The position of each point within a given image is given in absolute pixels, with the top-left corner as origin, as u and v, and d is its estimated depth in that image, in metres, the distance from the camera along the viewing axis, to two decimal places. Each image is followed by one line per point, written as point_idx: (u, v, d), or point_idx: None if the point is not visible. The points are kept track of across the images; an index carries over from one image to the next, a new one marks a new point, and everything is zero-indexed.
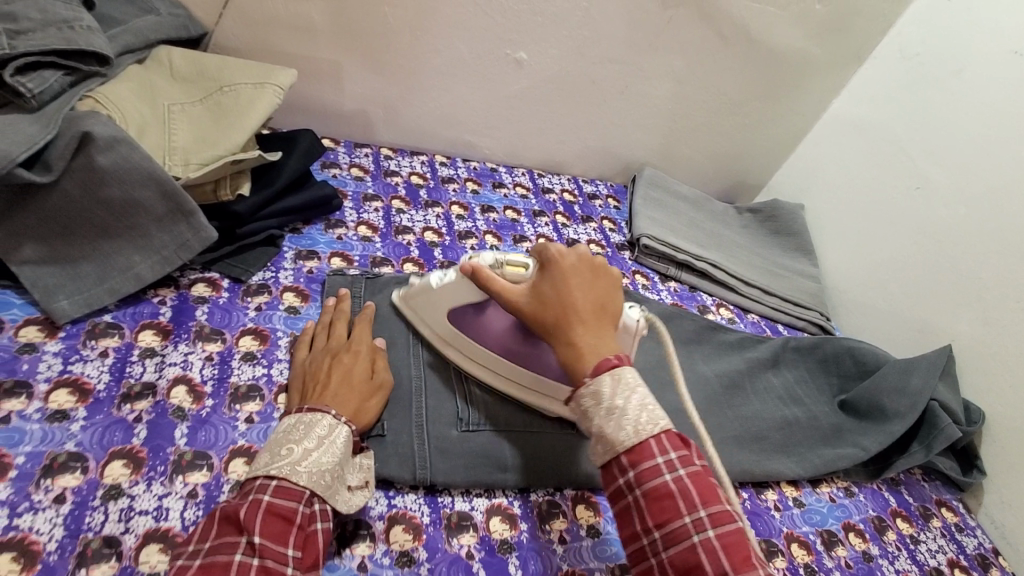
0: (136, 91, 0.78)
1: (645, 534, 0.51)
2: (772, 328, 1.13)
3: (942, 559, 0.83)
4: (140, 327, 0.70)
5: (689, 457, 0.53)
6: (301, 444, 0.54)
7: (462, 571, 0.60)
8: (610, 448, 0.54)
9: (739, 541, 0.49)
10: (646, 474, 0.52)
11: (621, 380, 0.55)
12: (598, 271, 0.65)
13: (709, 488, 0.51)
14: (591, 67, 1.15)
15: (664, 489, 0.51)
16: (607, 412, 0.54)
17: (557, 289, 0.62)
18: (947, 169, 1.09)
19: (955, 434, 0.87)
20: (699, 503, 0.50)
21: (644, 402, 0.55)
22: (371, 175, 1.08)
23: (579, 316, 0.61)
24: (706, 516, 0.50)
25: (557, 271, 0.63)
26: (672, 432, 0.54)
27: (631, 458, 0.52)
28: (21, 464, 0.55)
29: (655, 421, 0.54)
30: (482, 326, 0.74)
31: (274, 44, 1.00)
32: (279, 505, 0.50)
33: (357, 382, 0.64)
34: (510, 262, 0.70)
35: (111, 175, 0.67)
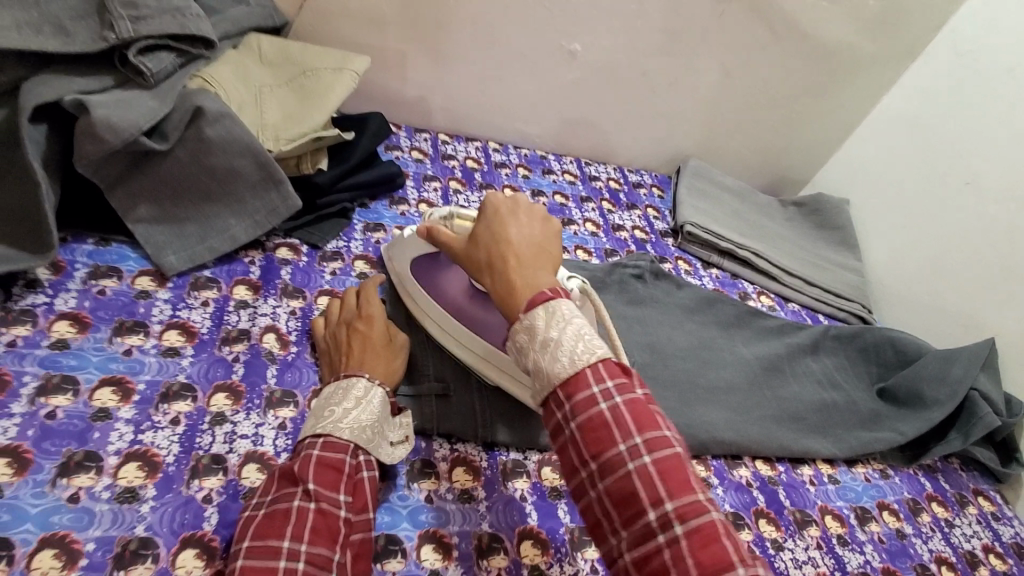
0: (235, 72, 0.87)
1: (583, 466, 0.48)
2: (812, 317, 1.16)
3: (977, 543, 0.85)
4: (234, 282, 0.79)
5: (628, 385, 0.49)
6: (341, 405, 0.59)
7: (517, 510, 0.66)
8: (545, 382, 0.50)
9: (676, 467, 0.46)
10: (581, 404, 0.48)
11: (555, 312, 0.51)
12: (537, 212, 0.61)
13: (647, 415, 0.48)
14: (641, 59, 1.19)
15: (599, 418, 0.48)
16: (541, 346, 0.50)
17: (491, 228, 0.59)
18: (999, 165, 1.10)
19: (994, 423, 0.89)
20: (634, 430, 0.47)
21: (580, 333, 0.51)
22: (431, 158, 1.15)
23: (508, 249, 0.57)
24: (642, 443, 0.47)
25: (490, 213, 0.60)
26: (610, 362, 0.50)
27: (567, 390, 0.49)
28: (142, 390, 0.64)
29: (591, 350, 0.50)
30: (440, 282, 0.77)
31: (347, 33, 1.08)
32: (330, 457, 0.55)
33: (377, 347, 0.68)
34: (460, 216, 0.73)
35: (217, 146, 0.76)
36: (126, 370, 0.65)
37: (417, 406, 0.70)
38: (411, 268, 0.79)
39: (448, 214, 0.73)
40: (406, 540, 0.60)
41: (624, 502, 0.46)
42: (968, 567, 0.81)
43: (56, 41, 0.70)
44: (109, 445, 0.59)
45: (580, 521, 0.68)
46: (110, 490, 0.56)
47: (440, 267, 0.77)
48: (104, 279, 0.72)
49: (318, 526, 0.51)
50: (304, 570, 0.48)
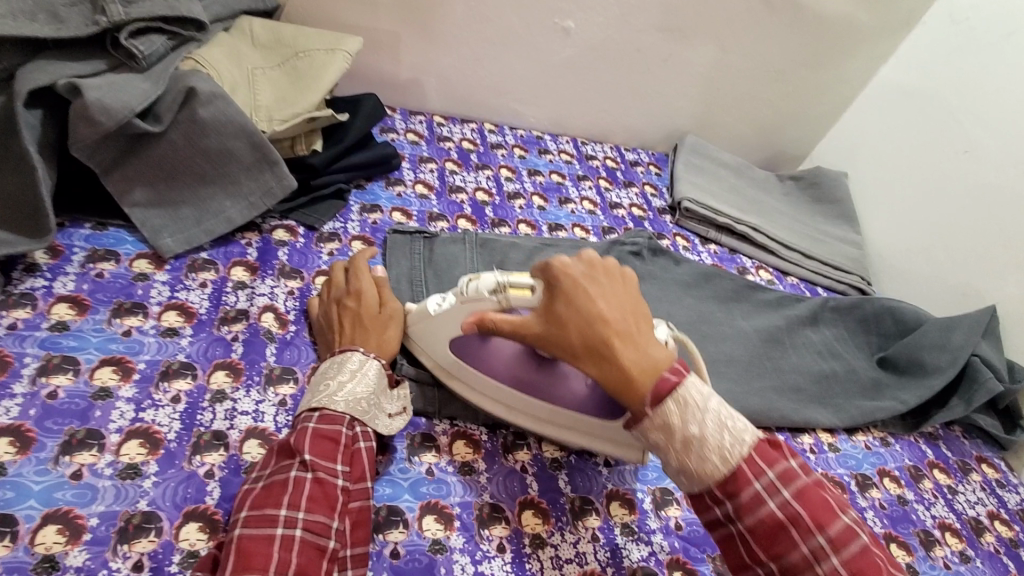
0: (228, 54, 0.87)
1: (758, 565, 0.50)
2: (811, 290, 1.16)
3: (981, 510, 0.85)
4: (231, 263, 0.79)
5: (791, 475, 0.50)
6: (336, 378, 0.60)
7: (517, 481, 0.67)
8: (700, 483, 0.51)
9: (866, 561, 0.47)
10: (747, 506, 0.49)
11: (686, 402, 0.51)
12: (615, 272, 0.59)
13: (821, 507, 0.49)
14: (636, 35, 1.18)
15: (771, 519, 0.49)
16: (684, 446, 0.50)
17: (578, 307, 0.55)
18: (998, 133, 1.08)
19: (997, 388, 0.89)
20: (814, 527, 0.48)
21: (720, 420, 0.50)
22: (426, 140, 1.14)
23: (610, 333, 0.54)
24: (825, 541, 0.47)
25: (568, 290, 0.56)
26: (764, 447, 0.51)
27: (728, 490, 0.50)
28: (143, 369, 0.64)
29: (740, 440, 0.50)
30: (490, 360, 0.67)
31: (339, 15, 1.08)
32: (325, 428, 0.56)
33: (369, 321, 0.67)
34: (513, 285, 0.62)
35: (210, 127, 0.76)
36: (126, 350, 0.65)
37: (418, 385, 0.71)
38: (451, 351, 0.68)
39: (496, 284, 0.63)
40: (407, 510, 0.61)
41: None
42: (971, 533, 0.81)
43: (48, 26, 0.70)
44: (110, 423, 0.59)
45: (580, 490, 0.68)
46: (113, 466, 0.57)
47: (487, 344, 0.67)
48: (102, 262, 0.73)
49: (315, 494, 0.51)
50: (301, 536, 0.49)
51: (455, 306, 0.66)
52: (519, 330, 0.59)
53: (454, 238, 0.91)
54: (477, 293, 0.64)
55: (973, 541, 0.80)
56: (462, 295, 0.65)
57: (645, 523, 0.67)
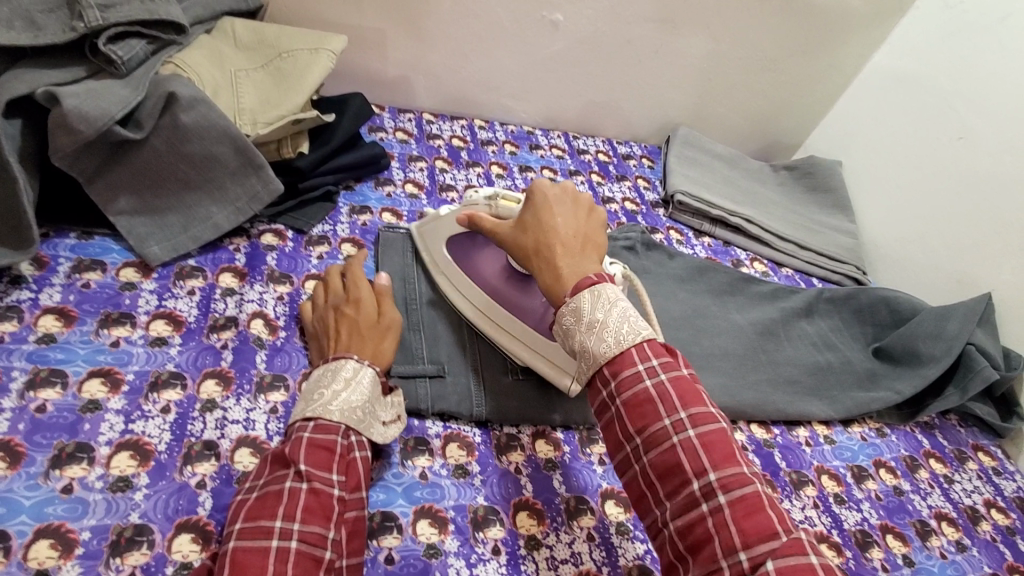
0: (209, 57, 0.85)
1: (627, 441, 0.51)
2: (806, 281, 1.15)
3: (978, 498, 0.85)
4: (220, 270, 0.78)
5: (672, 366, 0.52)
6: (330, 387, 0.59)
7: (512, 483, 0.67)
8: (592, 362, 0.53)
9: (721, 441, 0.49)
10: (626, 383, 0.51)
11: (600, 295, 0.55)
12: (583, 201, 0.66)
13: (691, 392, 0.51)
14: (625, 26, 1.17)
15: (645, 397, 0.51)
16: (586, 327, 0.54)
17: (541, 217, 0.64)
18: (992, 118, 1.07)
19: (991, 375, 0.89)
20: (679, 406, 0.50)
21: (625, 314, 0.54)
22: (416, 138, 1.13)
23: (557, 240, 0.61)
24: (687, 418, 0.49)
25: (537, 203, 0.65)
26: (655, 342, 0.54)
27: (613, 368, 0.52)
28: (131, 380, 0.64)
29: (636, 330, 0.53)
30: (478, 259, 0.80)
31: (323, 13, 1.06)
32: (321, 438, 0.55)
33: (366, 329, 0.67)
34: (504, 198, 0.73)
35: (193, 132, 0.75)
36: (114, 361, 0.65)
37: (411, 387, 0.70)
38: (449, 249, 0.82)
39: (492, 194, 0.74)
40: (401, 516, 0.61)
41: (669, 474, 0.48)
42: (968, 521, 0.81)
43: (26, 35, 0.69)
44: (100, 435, 0.59)
45: (575, 490, 0.68)
46: (103, 479, 0.56)
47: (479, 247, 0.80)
48: (88, 272, 0.72)
49: (311, 505, 0.51)
50: (297, 548, 0.48)
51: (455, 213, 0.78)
52: (493, 231, 0.69)
53: None
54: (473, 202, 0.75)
55: (970, 530, 0.80)
56: (462, 203, 0.76)
57: (641, 521, 0.67)
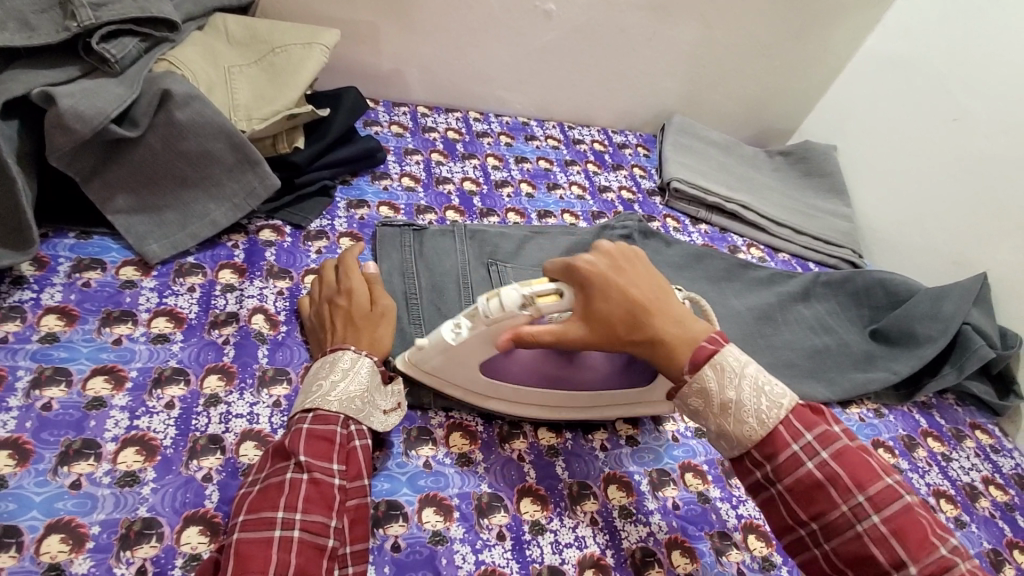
0: (202, 53, 0.85)
1: (801, 526, 0.51)
2: (803, 266, 1.16)
3: (976, 476, 0.86)
4: (219, 266, 0.78)
5: (831, 438, 0.51)
6: (328, 378, 0.60)
7: (515, 470, 0.67)
8: (736, 444, 0.53)
9: (908, 519, 0.48)
10: (785, 467, 0.51)
11: (723, 368, 0.53)
12: (631, 256, 0.61)
13: (862, 467, 0.50)
14: (618, 15, 1.17)
15: (809, 480, 0.50)
16: (722, 410, 0.53)
17: (609, 296, 0.57)
18: (987, 99, 1.08)
19: (988, 354, 0.90)
20: (853, 487, 0.49)
21: (756, 384, 0.52)
22: (411, 132, 1.13)
23: (647, 312, 0.56)
24: (865, 500, 0.49)
25: (599, 284, 0.57)
26: (801, 410, 0.52)
27: (766, 453, 0.52)
28: (135, 377, 0.64)
29: (778, 404, 0.52)
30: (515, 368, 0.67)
31: (315, 8, 1.06)
32: (320, 428, 0.56)
33: (360, 319, 0.67)
34: (539, 294, 0.59)
35: (189, 129, 0.75)
36: (117, 358, 0.65)
37: (413, 378, 0.70)
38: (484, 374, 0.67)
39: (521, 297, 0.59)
40: (406, 504, 0.61)
41: (858, 561, 0.49)
42: (966, 498, 0.82)
43: (19, 36, 0.69)
44: (106, 432, 0.60)
45: (578, 475, 0.69)
46: (111, 475, 0.57)
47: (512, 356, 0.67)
48: (88, 271, 0.72)
49: (311, 495, 0.52)
50: (300, 537, 0.49)
51: (475, 330, 0.62)
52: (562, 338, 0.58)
53: (443, 230, 0.91)
54: (502, 310, 0.60)
55: (968, 507, 0.81)
56: (486, 319, 0.61)
57: (644, 504, 0.68)
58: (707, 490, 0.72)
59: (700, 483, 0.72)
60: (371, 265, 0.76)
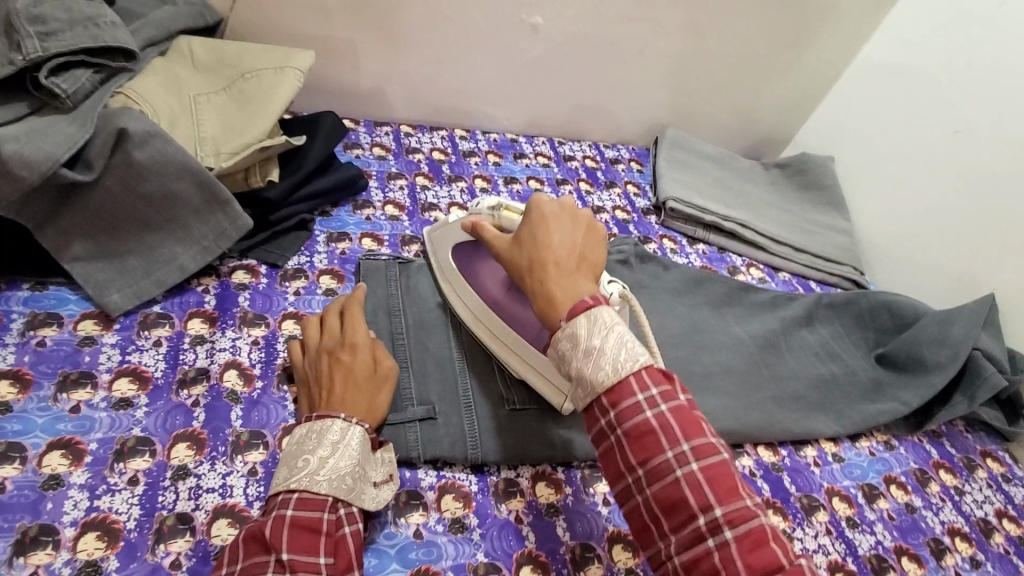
0: (164, 84, 0.79)
1: (629, 472, 0.48)
2: (804, 285, 1.12)
3: (989, 509, 0.83)
4: (188, 316, 0.72)
5: (672, 392, 0.49)
6: (315, 453, 0.55)
7: (513, 535, 0.63)
8: (588, 389, 0.50)
9: (723, 473, 0.47)
10: (627, 413, 0.48)
11: (597, 320, 0.51)
12: (582, 219, 0.62)
13: (693, 422, 0.48)
14: (608, 27, 1.12)
15: (644, 426, 0.48)
16: (585, 353, 0.50)
17: (535, 234, 0.60)
18: (989, 111, 1.05)
19: (1000, 382, 0.86)
20: (681, 437, 0.47)
21: (623, 339, 0.50)
22: (394, 154, 1.07)
23: (552, 256, 0.57)
24: (689, 451, 0.47)
25: (535, 219, 0.61)
26: (653, 367, 0.50)
27: (610, 398, 0.49)
28: (94, 450, 0.59)
29: (634, 358, 0.49)
30: (487, 267, 0.77)
31: (289, 25, 1.00)
32: (303, 516, 0.51)
33: (362, 380, 0.62)
34: (508, 208, 0.72)
35: (149, 171, 0.69)
36: (75, 429, 0.60)
37: (400, 435, 0.66)
38: (454, 255, 0.80)
39: (496, 205, 0.73)
40: None
41: (673, 507, 0.46)
42: (981, 535, 0.79)
43: None
44: (64, 515, 0.54)
45: (580, 537, 0.64)
46: (71, 566, 0.51)
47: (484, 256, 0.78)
48: (44, 328, 0.66)
49: None
50: None
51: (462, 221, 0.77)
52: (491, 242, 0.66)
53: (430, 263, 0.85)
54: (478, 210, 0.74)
55: (984, 545, 0.78)
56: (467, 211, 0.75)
57: None
58: None
59: None
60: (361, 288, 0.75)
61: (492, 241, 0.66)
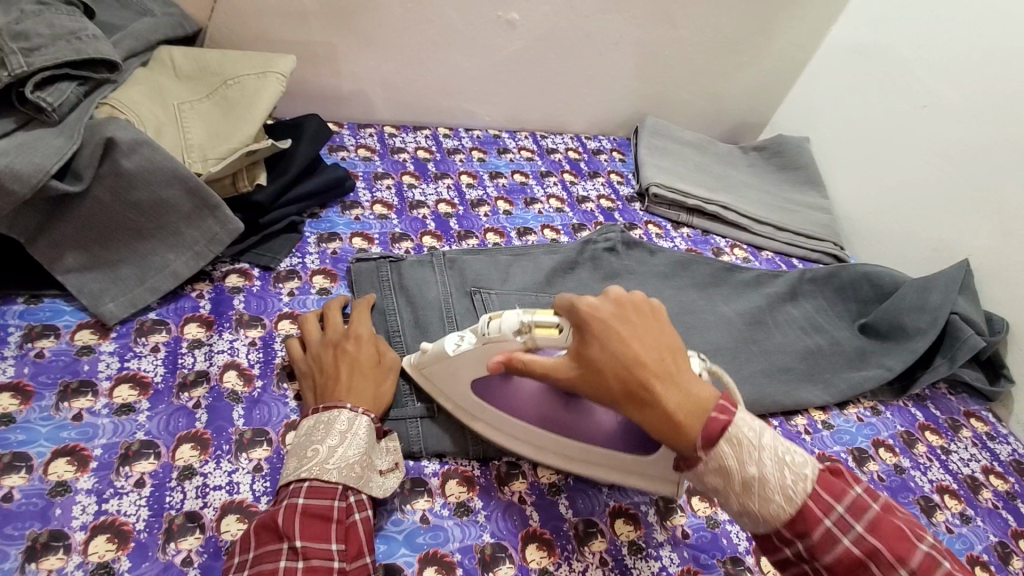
0: (147, 93, 0.80)
1: None
2: (787, 263, 1.15)
3: (976, 466, 0.86)
4: (184, 321, 0.73)
5: (861, 508, 0.47)
6: (324, 442, 0.56)
7: (517, 515, 0.64)
8: (768, 523, 0.48)
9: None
10: (821, 544, 0.47)
11: (739, 441, 0.48)
12: (646, 308, 0.56)
13: (896, 535, 0.46)
14: (583, 20, 1.14)
15: (847, 557, 0.46)
16: (745, 488, 0.48)
17: (613, 352, 0.52)
18: (956, 84, 1.08)
19: (979, 343, 0.89)
20: (893, 560, 0.45)
21: (777, 455, 0.48)
22: (379, 154, 1.09)
23: (650, 376, 0.51)
24: (909, 575, 0.44)
25: (601, 336, 0.53)
26: (830, 484, 0.48)
27: (796, 530, 0.47)
28: (100, 456, 0.59)
29: (802, 476, 0.47)
30: (514, 397, 0.65)
31: (268, 32, 1.01)
32: (315, 504, 0.52)
33: (368, 372, 0.64)
34: (540, 324, 0.58)
35: (138, 179, 0.70)
36: (79, 437, 0.60)
37: (402, 430, 0.67)
38: (472, 392, 0.66)
39: (522, 324, 0.59)
40: (406, 566, 0.58)
41: None
42: (969, 491, 0.82)
43: None
44: (73, 520, 0.55)
45: (582, 513, 0.66)
46: (82, 568, 0.52)
47: (510, 384, 0.65)
48: (41, 339, 0.67)
49: None
50: None
51: (476, 349, 0.63)
52: (549, 374, 0.56)
53: (421, 259, 0.87)
54: (500, 333, 0.61)
55: (972, 500, 0.81)
56: (482, 337, 0.61)
57: (653, 537, 0.66)
58: (715, 514, 0.70)
59: (707, 507, 0.70)
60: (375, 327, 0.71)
61: (549, 373, 0.56)
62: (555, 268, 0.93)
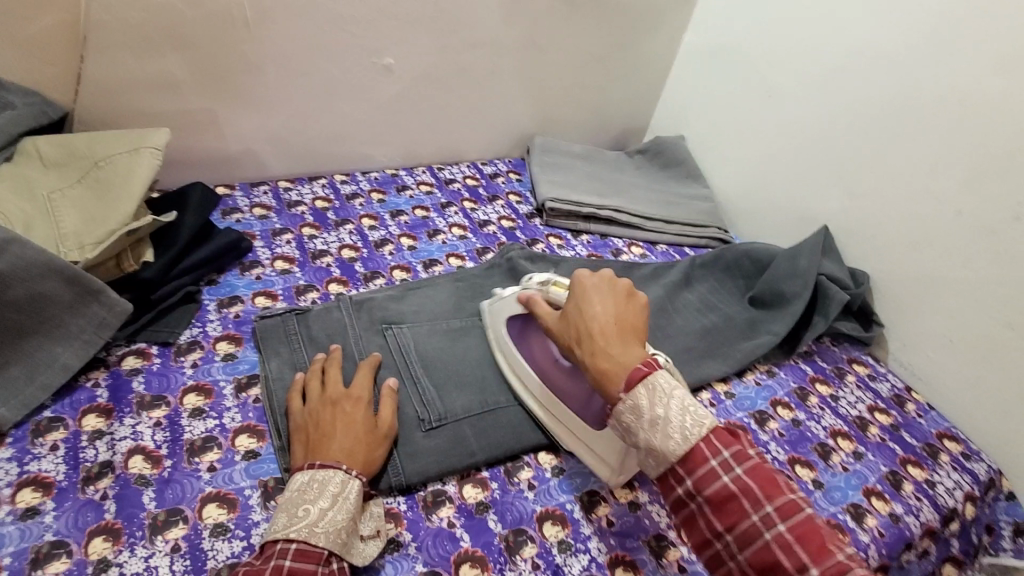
0: (13, 189, 0.78)
1: (718, 539, 0.55)
2: (680, 252, 1.25)
3: (862, 407, 0.96)
4: (82, 413, 0.71)
5: (742, 454, 0.56)
6: (316, 504, 0.58)
7: (448, 539, 0.66)
8: (662, 460, 0.58)
9: (811, 529, 0.53)
10: (705, 479, 0.56)
11: (655, 388, 0.59)
12: (621, 288, 0.71)
13: (770, 481, 0.55)
14: (457, 56, 1.20)
15: (724, 490, 0.55)
16: (650, 424, 0.58)
17: (580, 310, 0.69)
18: (790, 75, 1.22)
19: (844, 297, 1.01)
20: (763, 499, 0.54)
21: (683, 406, 0.59)
22: (276, 211, 1.09)
23: (597, 331, 0.66)
24: (773, 511, 0.53)
25: (579, 297, 0.70)
26: (719, 431, 0.58)
27: (686, 467, 0.57)
28: (9, 564, 0.57)
29: (699, 423, 0.57)
30: (535, 342, 0.81)
31: (141, 106, 1.00)
32: (300, 568, 0.54)
33: (366, 434, 0.67)
34: (557, 283, 0.80)
35: (11, 278, 0.67)
36: None
37: None
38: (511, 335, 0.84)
39: (546, 282, 0.81)
40: None
41: (767, 568, 0.52)
42: (858, 430, 0.92)
43: None
44: None
45: (511, 524, 0.69)
46: None
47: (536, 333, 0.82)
48: None
49: None
50: None
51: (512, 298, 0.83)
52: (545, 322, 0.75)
53: (327, 306, 0.87)
54: (534, 284, 0.82)
55: (862, 438, 0.90)
56: (521, 287, 0.83)
57: (580, 532, 0.70)
58: (636, 497, 0.75)
59: (628, 492, 0.75)
60: (374, 355, 0.79)
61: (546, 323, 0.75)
62: (462, 294, 0.96)
